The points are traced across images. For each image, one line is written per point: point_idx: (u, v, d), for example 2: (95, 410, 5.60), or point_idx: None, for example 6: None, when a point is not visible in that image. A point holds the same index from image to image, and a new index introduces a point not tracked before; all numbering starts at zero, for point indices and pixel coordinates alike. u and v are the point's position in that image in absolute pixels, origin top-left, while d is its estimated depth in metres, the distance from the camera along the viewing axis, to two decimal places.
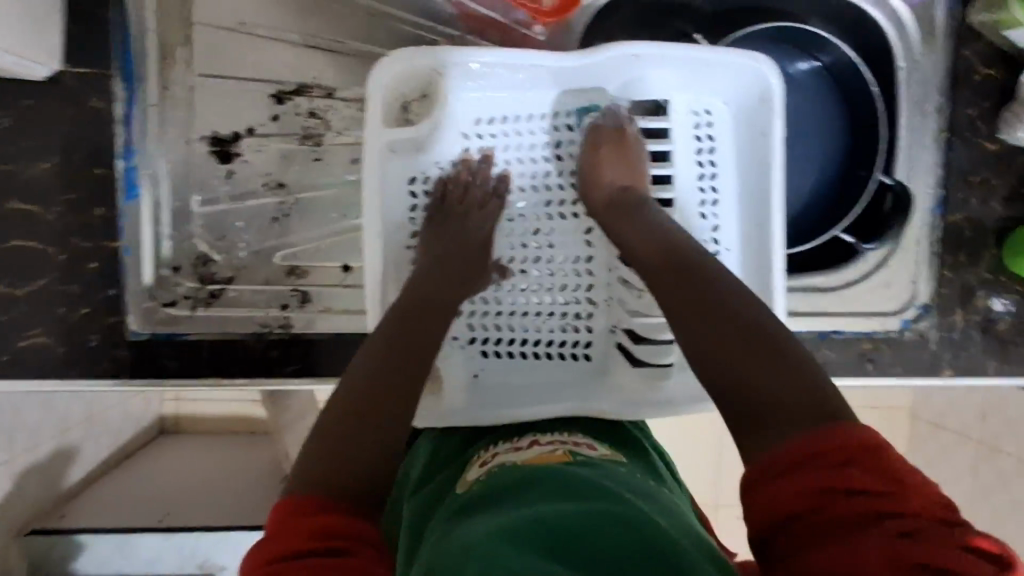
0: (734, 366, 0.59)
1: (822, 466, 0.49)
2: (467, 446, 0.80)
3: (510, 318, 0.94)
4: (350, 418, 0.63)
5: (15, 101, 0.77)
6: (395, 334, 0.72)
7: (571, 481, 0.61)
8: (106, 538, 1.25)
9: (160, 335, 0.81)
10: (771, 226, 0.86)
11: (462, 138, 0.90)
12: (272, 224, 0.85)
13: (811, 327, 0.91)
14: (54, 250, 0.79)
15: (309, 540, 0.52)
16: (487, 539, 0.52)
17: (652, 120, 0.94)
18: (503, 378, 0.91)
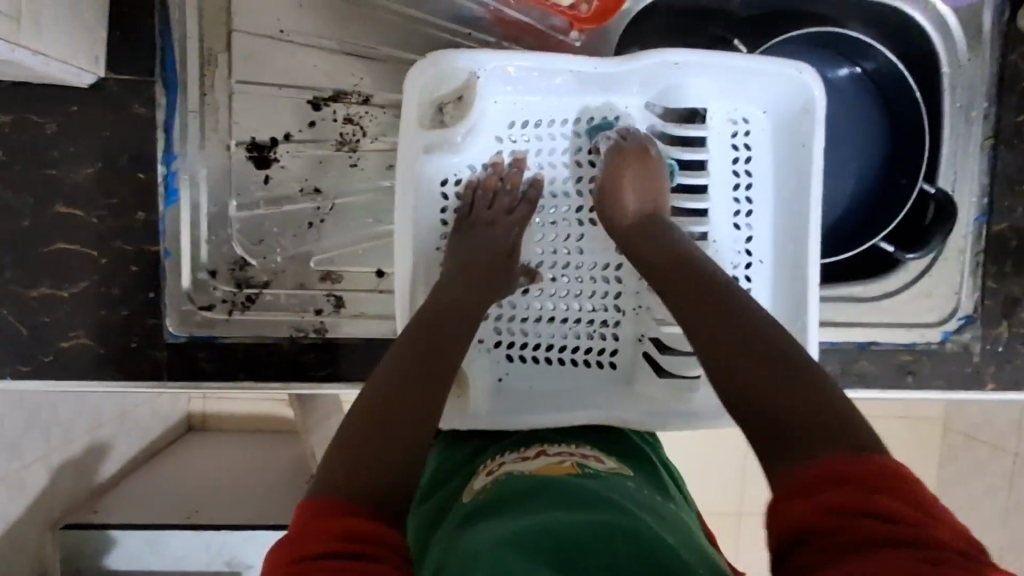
0: (754, 376, 0.56)
1: (844, 489, 0.46)
2: (478, 455, 0.81)
3: (536, 323, 0.93)
4: (373, 423, 0.61)
5: (60, 107, 0.79)
6: (418, 342, 0.71)
7: (580, 498, 0.60)
8: (136, 534, 1.26)
9: (197, 337, 0.82)
10: (807, 242, 0.85)
11: (495, 142, 0.90)
12: (308, 229, 0.85)
13: (850, 338, 0.89)
14: (96, 253, 0.80)
15: (336, 541, 0.50)
16: (495, 541, 0.53)
17: (686, 128, 0.92)
18: (529, 384, 0.91)
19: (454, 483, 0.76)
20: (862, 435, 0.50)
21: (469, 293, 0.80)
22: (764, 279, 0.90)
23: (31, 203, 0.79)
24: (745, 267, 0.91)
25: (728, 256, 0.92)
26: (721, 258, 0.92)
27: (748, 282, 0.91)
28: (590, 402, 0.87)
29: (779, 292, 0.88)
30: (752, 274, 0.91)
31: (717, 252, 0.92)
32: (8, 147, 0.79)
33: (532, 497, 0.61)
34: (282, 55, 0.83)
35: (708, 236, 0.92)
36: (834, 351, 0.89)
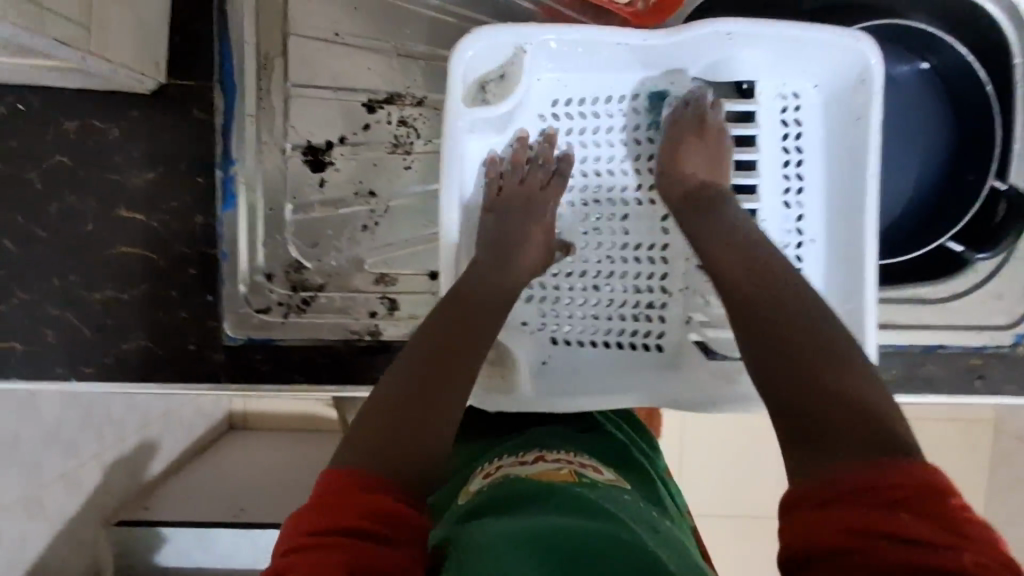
0: (794, 371, 0.54)
1: (863, 504, 0.43)
2: (478, 455, 0.79)
3: (576, 305, 0.88)
4: (390, 422, 0.59)
5: (124, 113, 0.81)
6: (438, 339, 0.66)
7: (587, 509, 0.56)
8: (186, 531, 1.27)
9: (254, 339, 0.82)
10: (863, 220, 0.80)
11: (539, 120, 0.88)
12: (362, 232, 0.85)
13: (916, 340, 0.86)
14: (157, 256, 0.82)
15: (356, 519, 0.50)
16: (495, 551, 0.50)
17: (741, 103, 0.88)
18: (574, 367, 0.86)
19: (456, 485, 0.75)
20: (899, 447, 0.46)
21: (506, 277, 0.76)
22: (816, 260, 0.86)
23: (94, 207, 0.81)
24: (796, 247, 0.88)
25: (778, 235, 0.88)
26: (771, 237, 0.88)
27: (799, 263, 0.87)
28: (639, 385, 0.82)
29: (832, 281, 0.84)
30: (804, 254, 0.87)
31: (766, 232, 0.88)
32: (74, 153, 0.80)
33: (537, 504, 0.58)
34: (338, 59, 0.84)
35: (757, 214, 0.89)
36: (899, 355, 0.86)
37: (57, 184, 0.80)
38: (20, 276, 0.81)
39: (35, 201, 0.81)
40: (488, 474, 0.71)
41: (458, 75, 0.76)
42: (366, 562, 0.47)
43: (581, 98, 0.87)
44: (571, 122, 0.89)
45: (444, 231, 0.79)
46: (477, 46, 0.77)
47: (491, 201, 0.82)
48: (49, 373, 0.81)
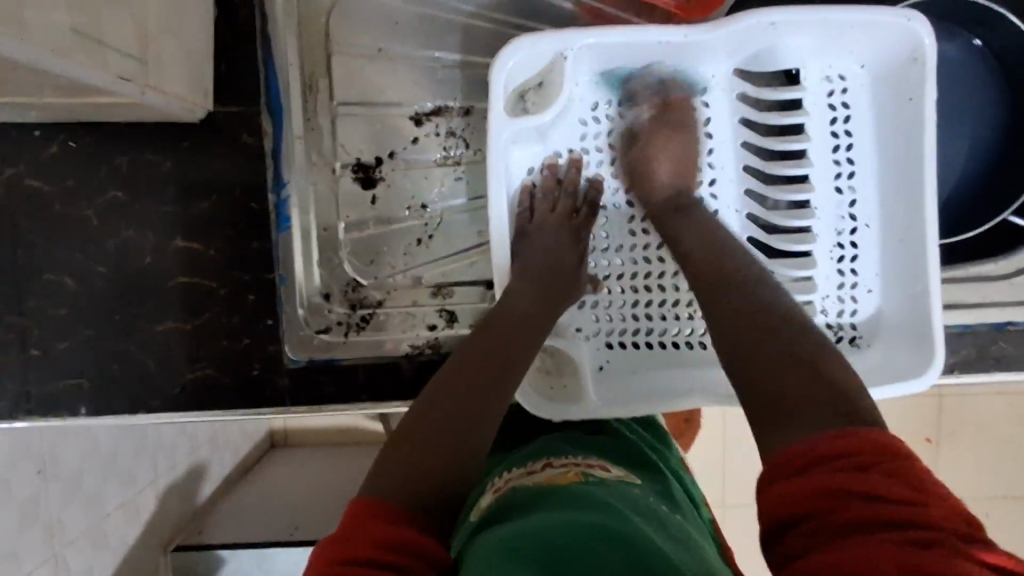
0: (767, 363, 0.54)
1: (834, 469, 0.43)
2: (492, 469, 0.78)
3: (629, 307, 0.86)
4: (422, 450, 0.58)
5: (175, 144, 0.81)
6: (467, 369, 0.67)
7: (578, 505, 0.56)
8: (246, 553, 1.26)
9: (317, 360, 0.82)
10: (920, 203, 0.76)
11: (580, 126, 0.85)
12: (417, 245, 0.85)
13: (984, 319, 0.84)
14: (216, 283, 0.82)
15: (383, 548, 0.49)
16: (486, 555, 0.50)
17: (787, 90, 0.83)
18: (630, 372, 0.84)
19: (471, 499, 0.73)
20: (862, 416, 0.47)
21: (529, 300, 0.75)
22: (871, 246, 0.82)
23: (152, 240, 0.82)
24: (850, 233, 0.83)
25: (830, 222, 0.84)
26: (823, 225, 0.84)
27: (854, 249, 0.83)
28: (696, 384, 0.81)
29: (890, 266, 0.80)
30: (858, 241, 0.83)
31: (820, 220, 0.84)
32: (128, 187, 0.81)
33: (536, 507, 0.57)
34: (382, 73, 0.84)
35: (809, 203, 0.85)
36: (969, 335, 0.85)
37: (114, 220, 0.81)
38: (82, 313, 0.81)
39: (92, 237, 0.81)
40: (497, 487, 0.69)
41: (501, 83, 0.74)
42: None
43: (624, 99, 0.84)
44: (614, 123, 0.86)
45: (496, 244, 0.77)
46: (522, 53, 0.76)
47: (540, 215, 0.82)
48: (117, 408, 0.82)
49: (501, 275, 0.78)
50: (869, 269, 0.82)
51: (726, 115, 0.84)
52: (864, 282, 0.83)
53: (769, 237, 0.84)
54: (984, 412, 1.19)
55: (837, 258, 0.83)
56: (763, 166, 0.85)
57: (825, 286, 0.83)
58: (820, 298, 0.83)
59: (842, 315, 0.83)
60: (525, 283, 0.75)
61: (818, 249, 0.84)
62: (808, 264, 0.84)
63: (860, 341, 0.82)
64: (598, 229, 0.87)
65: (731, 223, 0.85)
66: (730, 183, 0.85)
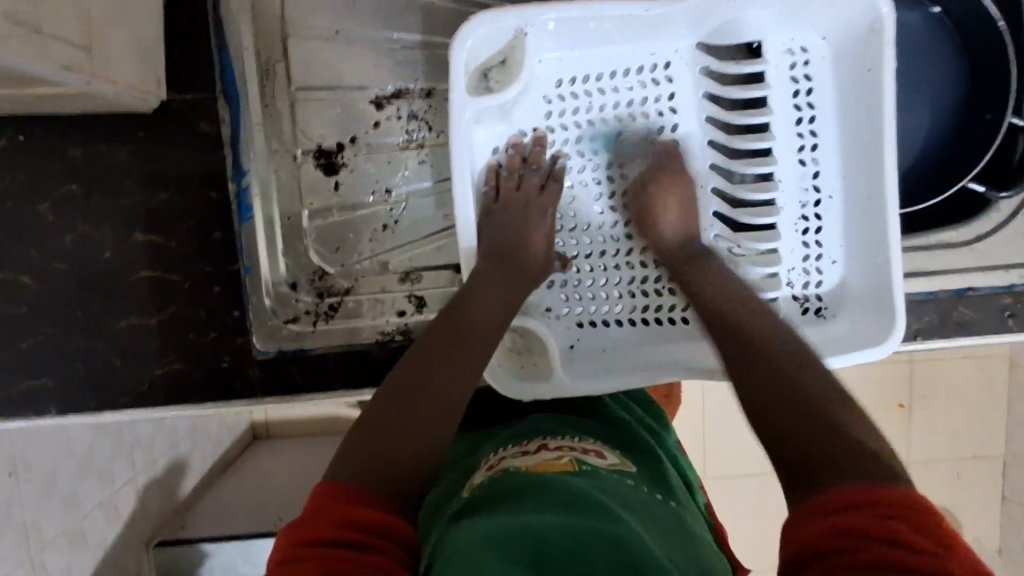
0: (781, 412, 0.55)
1: (853, 511, 0.43)
2: (478, 444, 0.78)
3: (596, 287, 0.86)
4: (391, 433, 0.59)
5: (128, 135, 0.79)
6: (433, 351, 0.67)
7: (567, 498, 0.55)
8: (230, 546, 1.25)
9: (286, 350, 0.82)
10: (880, 177, 0.77)
11: (544, 103, 0.84)
12: (383, 232, 0.85)
13: (946, 286, 0.86)
14: (179, 277, 0.81)
15: (347, 530, 0.49)
16: (473, 545, 0.50)
17: (749, 64, 0.82)
18: (601, 350, 0.85)
19: (454, 476, 0.73)
20: (882, 467, 0.46)
21: (499, 289, 0.74)
22: (834, 218, 0.83)
23: (110, 235, 0.80)
24: (813, 205, 0.84)
25: (794, 195, 0.84)
26: (788, 198, 0.84)
27: (818, 221, 0.84)
28: (665, 359, 0.82)
29: (852, 237, 0.81)
30: (822, 213, 0.83)
31: (784, 193, 0.84)
32: (82, 181, 0.79)
33: (524, 497, 0.57)
34: (340, 56, 0.82)
35: (773, 175, 0.84)
36: (931, 302, 0.87)
37: (70, 215, 0.79)
38: (42, 312, 0.80)
39: (47, 233, 0.79)
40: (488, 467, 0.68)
41: (461, 62, 0.73)
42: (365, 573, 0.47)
43: (588, 76, 0.83)
44: (578, 102, 0.84)
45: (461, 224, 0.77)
46: (482, 30, 0.75)
47: (507, 194, 0.81)
48: (84, 407, 0.81)
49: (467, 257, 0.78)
50: (833, 240, 0.83)
51: (690, 91, 0.84)
52: (829, 254, 0.83)
53: (734, 211, 0.85)
54: (953, 377, 1.22)
55: (802, 230, 0.84)
56: (727, 141, 0.84)
57: (790, 259, 0.84)
58: (786, 270, 0.84)
59: (807, 287, 0.84)
60: (495, 267, 0.75)
61: (783, 222, 0.84)
62: (771, 236, 0.84)
63: (825, 312, 0.83)
64: (564, 208, 0.87)
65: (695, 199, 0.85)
66: (694, 157, 0.85)
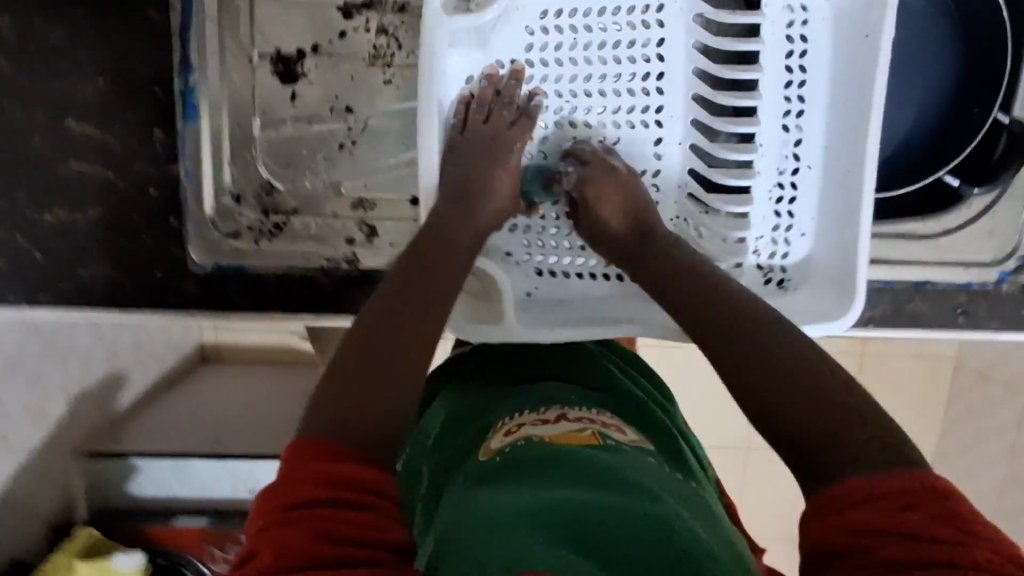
0: (810, 401, 0.49)
1: (887, 498, 0.41)
2: (493, 404, 0.67)
3: (556, 236, 0.83)
4: (367, 384, 0.54)
5: (65, 12, 0.72)
6: (399, 299, 0.62)
7: (597, 474, 0.51)
8: (162, 463, 1.22)
9: (224, 266, 0.77)
10: (863, 150, 0.74)
11: (525, 35, 0.78)
12: (339, 151, 0.80)
13: (906, 276, 0.86)
14: (113, 175, 0.75)
15: (332, 488, 0.46)
16: (503, 524, 0.46)
17: (745, 14, 0.77)
18: (556, 299, 0.82)
19: (463, 443, 0.64)
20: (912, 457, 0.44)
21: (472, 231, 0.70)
22: (810, 187, 0.80)
23: (41, 120, 0.74)
24: (791, 173, 0.81)
25: (773, 160, 0.81)
26: (766, 163, 0.81)
27: (794, 190, 0.81)
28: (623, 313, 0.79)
29: (827, 209, 0.79)
30: (799, 182, 0.80)
31: (763, 157, 0.80)
32: (11, 57, 0.72)
33: (550, 469, 0.52)
34: None
35: (755, 138, 0.81)
36: (889, 291, 0.86)
37: None
38: None
39: None
40: (508, 433, 0.61)
41: None
42: (348, 533, 0.45)
43: (575, 8, 0.77)
44: (562, 35, 0.78)
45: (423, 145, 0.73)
46: None
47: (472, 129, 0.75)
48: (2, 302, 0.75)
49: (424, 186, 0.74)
50: (805, 212, 0.80)
51: (681, 38, 0.79)
52: (799, 225, 0.81)
53: (707, 168, 0.82)
54: (900, 371, 1.24)
55: (775, 198, 0.81)
56: (713, 97, 0.79)
57: (760, 226, 0.81)
58: (754, 237, 0.82)
59: (773, 257, 0.82)
60: (473, 208, 0.71)
61: (757, 187, 0.81)
62: (744, 199, 0.81)
63: (787, 284, 0.81)
64: (534, 148, 0.83)
65: (673, 155, 0.82)
66: (676, 111, 0.81)
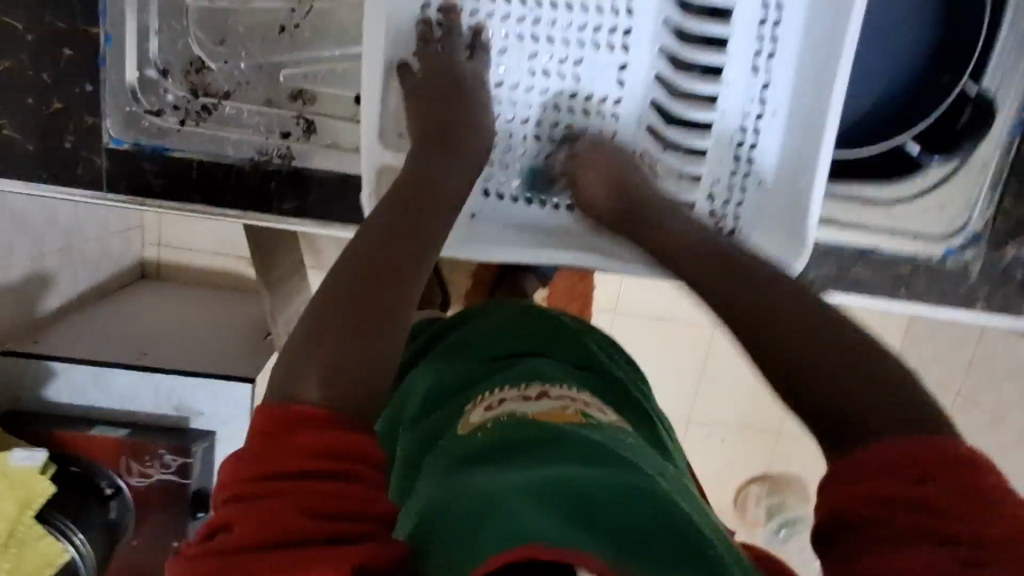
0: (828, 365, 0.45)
1: (902, 467, 0.39)
2: (471, 382, 0.64)
3: (506, 153, 0.76)
4: (350, 328, 0.50)
5: None
6: (376, 253, 0.55)
7: (591, 451, 0.49)
8: (82, 368, 1.16)
9: (144, 146, 0.72)
10: (829, 100, 0.70)
11: None
12: (280, 34, 0.75)
13: (854, 241, 0.85)
14: (23, 27, 0.68)
15: (308, 459, 0.42)
16: (505, 498, 0.43)
17: None
18: (502, 223, 0.77)
19: (445, 411, 0.62)
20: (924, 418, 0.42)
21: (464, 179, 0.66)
22: (772, 136, 0.76)
23: None
24: (755, 118, 0.76)
25: (738, 101, 0.76)
26: (730, 104, 0.76)
27: (756, 137, 0.77)
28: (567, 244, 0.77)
29: (787, 161, 0.75)
30: (761, 127, 0.76)
31: (729, 96, 0.76)
32: None
33: (541, 448, 0.49)
34: None
35: (722, 72, 0.75)
36: (835, 253, 0.85)
37: None
38: None
39: None
40: (489, 407, 0.58)
41: None
42: (335, 507, 0.41)
43: None
44: None
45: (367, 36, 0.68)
46: None
47: (424, 26, 0.71)
48: None
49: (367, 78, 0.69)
50: (764, 161, 0.77)
51: None
52: (757, 173, 0.77)
53: (670, 99, 0.77)
54: None
55: (737, 142, 0.77)
56: (682, 21, 0.74)
57: (718, 170, 0.77)
58: (709, 179, 0.77)
59: (727, 204, 0.77)
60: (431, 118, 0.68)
61: (719, 128, 0.76)
62: (704, 135, 0.77)
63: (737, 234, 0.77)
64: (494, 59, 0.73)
65: (636, 82, 0.76)
66: (644, 36, 0.75)
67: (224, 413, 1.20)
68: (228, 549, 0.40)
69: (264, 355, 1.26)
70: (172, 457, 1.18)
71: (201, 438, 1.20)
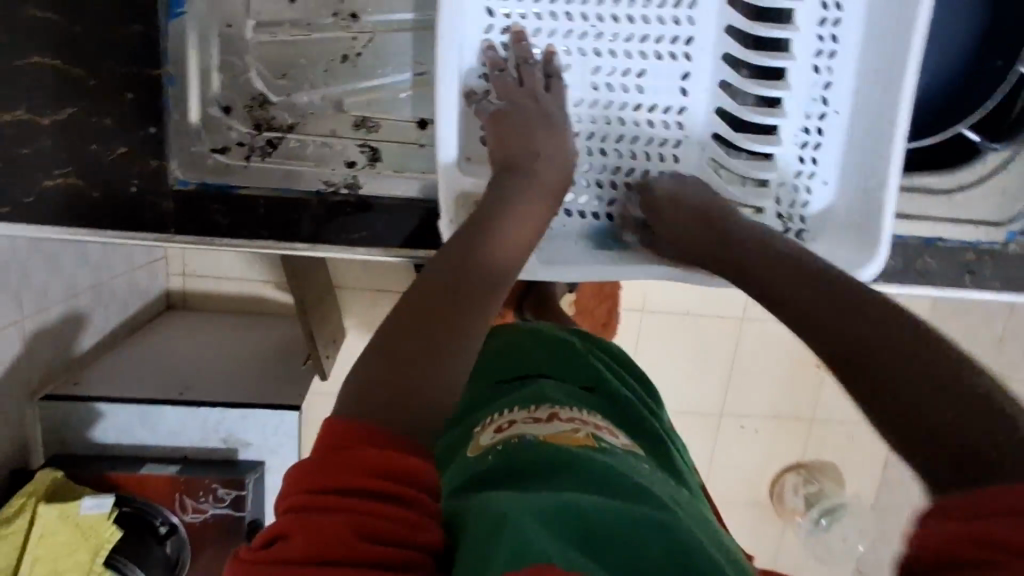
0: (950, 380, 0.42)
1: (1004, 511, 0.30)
2: (485, 403, 0.65)
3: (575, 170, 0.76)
4: (435, 341, 0.49)
5: None
6: (445, 290, 0.53)
7: (603, 479, 0.47)
8: (126, 409, 1.13)
9: (209, 185, 0.71)
10: (901, 90, 0.69)
11: None
12: (342, 63, 0.77)
13: (917, 232, 0.84)
14: (82, 72, 0.66)
15: (368, 478, 0.39)
16: (509, 518, 0.41)
17: None
18: (573, 240, 0.76)
19: (459, 431, 0.64)
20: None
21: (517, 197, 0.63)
22: (836, 134, 0.76)
23: None
24: (818, 118, 0.76)
25: (801, 103, 0.76)
26: (794, 106, 0.76)
27: (819, 136, 0.76)
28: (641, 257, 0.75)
29: (851, 158, 0.75)
30: (825, 127, 0.76)
31: (793, 98, 0.75)
32: None
33: (553, 474, 0.47)
34: None
35: (785, 76, 0.75)
36: (900, 245, 0.84)
37: None
38: None
39: None
40: (500, 429, 0.57)
41: None
42: (376, 529, 0.37)
43: None
44: None
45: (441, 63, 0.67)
46: None
47: (487, 48, 0.71)
48: None
49: (445, 103, 0.68)
50: (828, 160, 0.77)
51: None
52: (822, 174, 0.77)
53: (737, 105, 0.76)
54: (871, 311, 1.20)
55: (800, 144, 0.77)
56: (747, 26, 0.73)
57: (783, 172, 0.77)
58: (776, 181, 0.77)
59: (794, 205, 0.77)
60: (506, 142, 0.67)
61: (784, 131, 0.76)
62: (772, 140, 0.76)
63: (805, 235, 0.77)
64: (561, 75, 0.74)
65: (699, 90, 0.76)
66: (706, 44, 0.75)
67: (273, 443, 1.17)
68: (276, 561, 0.37)
69: (304, 379, 1.25)
70: (225, 490, 1.13)
71: (252, 468, 1.16)
